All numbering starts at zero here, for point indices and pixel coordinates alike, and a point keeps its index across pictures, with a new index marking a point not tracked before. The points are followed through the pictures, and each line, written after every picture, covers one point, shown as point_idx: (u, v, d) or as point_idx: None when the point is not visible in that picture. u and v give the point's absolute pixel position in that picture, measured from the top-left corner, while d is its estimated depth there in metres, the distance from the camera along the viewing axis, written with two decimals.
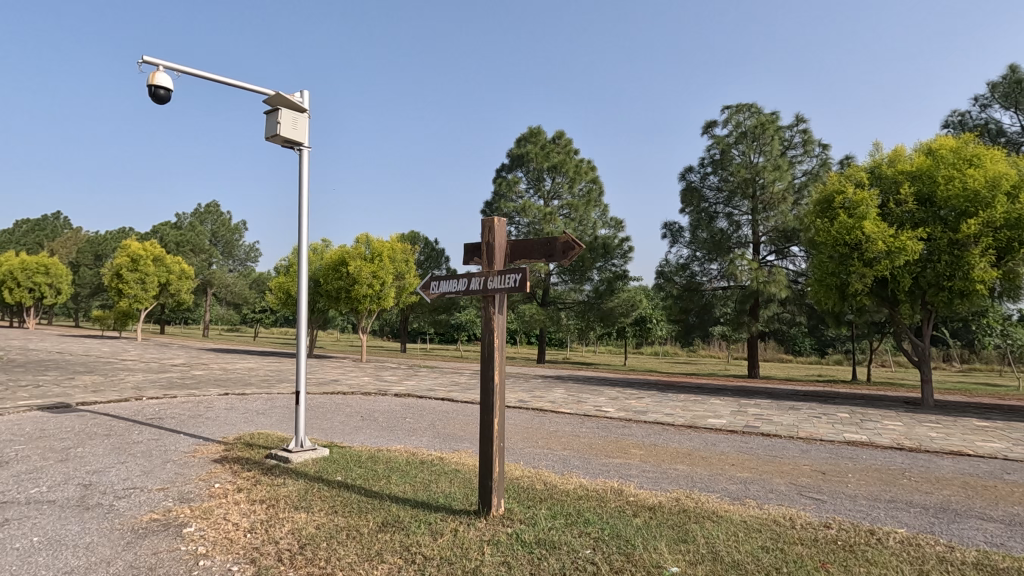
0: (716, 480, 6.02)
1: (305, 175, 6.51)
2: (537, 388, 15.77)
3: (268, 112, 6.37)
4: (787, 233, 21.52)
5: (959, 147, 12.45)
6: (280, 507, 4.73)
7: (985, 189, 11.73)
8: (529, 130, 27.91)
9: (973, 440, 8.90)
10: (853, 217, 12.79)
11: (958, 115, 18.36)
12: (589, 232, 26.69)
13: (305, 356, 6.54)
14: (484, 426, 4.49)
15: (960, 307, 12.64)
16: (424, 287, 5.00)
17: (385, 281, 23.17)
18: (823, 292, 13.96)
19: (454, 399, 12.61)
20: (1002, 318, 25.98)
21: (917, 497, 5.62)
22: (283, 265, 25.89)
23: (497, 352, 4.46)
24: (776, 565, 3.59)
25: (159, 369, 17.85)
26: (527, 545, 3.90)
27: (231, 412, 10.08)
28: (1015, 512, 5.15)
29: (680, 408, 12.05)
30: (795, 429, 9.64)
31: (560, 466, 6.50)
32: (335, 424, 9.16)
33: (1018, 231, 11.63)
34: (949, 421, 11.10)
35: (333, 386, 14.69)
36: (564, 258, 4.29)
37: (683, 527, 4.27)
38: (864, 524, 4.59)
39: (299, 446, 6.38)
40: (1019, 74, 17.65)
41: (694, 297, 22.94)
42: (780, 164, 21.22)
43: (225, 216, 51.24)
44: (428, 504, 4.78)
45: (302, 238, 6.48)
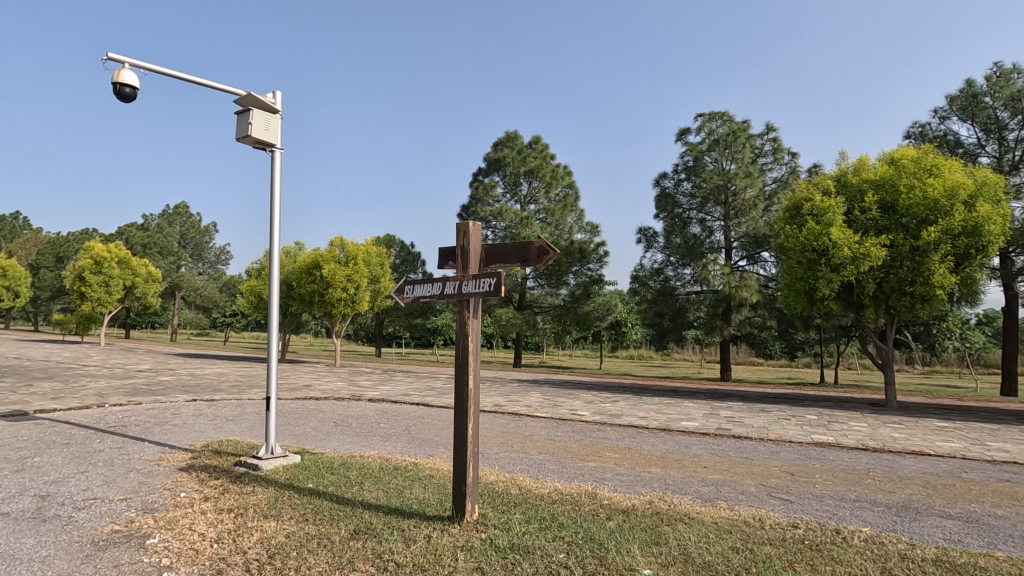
0: (688, 482, 6.10)
1: (277, 177, 6.41)
2: (513, 392, 15.78)
3: (239, 112, 6.25)
4: (757, 238, 21.98)
5: (920, 157, 12.90)
6: (249, 516, 4.63)
7: (944, 198, 12.22)
8: (506, 133, 27.99)
9: (934, 441, 9.20)
10: (821, 224, 13.17)
11: (918, 127, 19.07)
12: (564, 237, 26.81)
13: (276, 361, 6.41)
14: (459, 431, 4.46)
15: (921, 311, 13.06)
16: (397, 291, 4.95)
17: (359, 285, 22.90)
18: (792, 296, 14.29)
19: (430, 403, 12.53)
20: (961, 322, 27.15)
21: (880, 496, 5.78)
22: (255, 267, 25.41)
23: (472, 356, 4.44)
24: (745, 565, 3.65)
25: (123, 375, 17.25)
26: (501, 550, 3.89)
27: (199, 418, 9.84)
28: (972, 509, 5.34)
29: (654, 411, 12.18)
30: (765, 430, 9.85)
31: (535, 469, 6.53)
32: (308, 430, 9.00)
33: (975, 239, 12.12)
34: (911, 422, 11.50)
35: (306, 392, 14.43)
36: (540, 262, 4.28)
37: (656, 529, 4.32)
38: (830, 523, 4.70)
39: (269, 453, 6.26)
40: (975, 88, 18.42)
41: (668, 301, 23.24)
42: (751, 171, 21.66)
43: (195, 218, 50.04)
44: (402, 511, 4.73)
45: (274, 242, 6.37)
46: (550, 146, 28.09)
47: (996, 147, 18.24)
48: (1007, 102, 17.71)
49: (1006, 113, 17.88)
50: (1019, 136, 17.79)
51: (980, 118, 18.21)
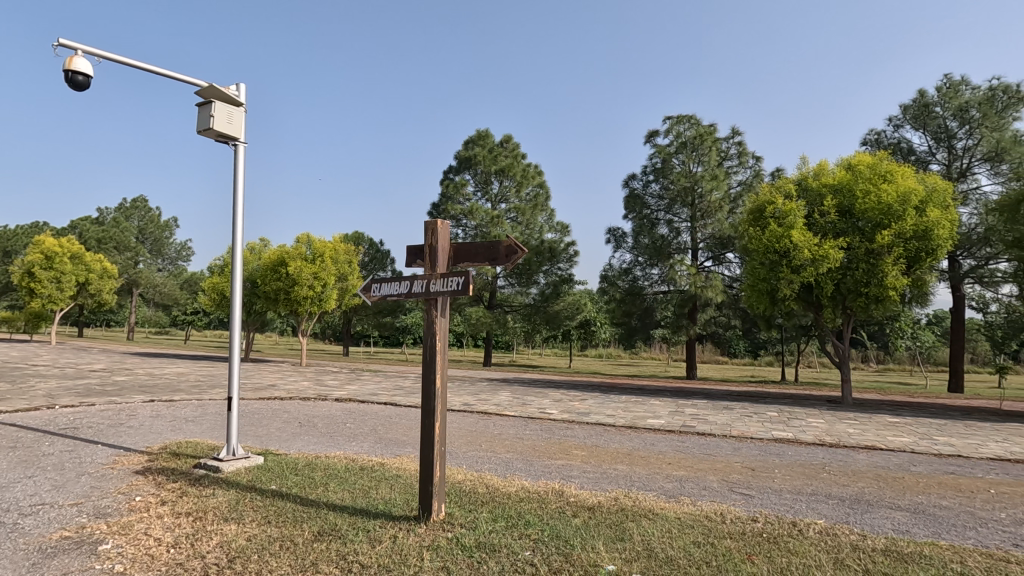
0: (654, 479, 6.19)
1: (240, 172, 6.25)
2: (482, 391, 15.79)
3: (200, 105, 6.06)
4: (723, 240, 22.50)
5: (875, 163, 13.42)
6: (208, 519, 4.50)
7: (897, 203, 12.76)
8: (477, 132, 27.89)
9: (885, 436, 9.60)
10: (783, 226, 13.57)
11: (874, 134, 19.83)
12: (535, 236, 26.93)
13: (238, 361, 6.24)
14: (425, 430, 4.44)
15: (876, 312, 13.58)
16: (364, 289, 4.90)
17: (326, 282, 22.51)
18: (755, 296, 14.66)
19: (399, 403, 12.42)
20: (913, 322, 28.35)
21: (835, 489, 6.01)
22: (218, 264, 24.66)
23: (439, 355, 4.42)
24: (705, 559, 3.74)
25: (76, 375, 16.54)
26: (466, 549, 3.89)
27: (156, 420, 9.51)
28: (919, 501, 5.60)
29: (621, 409, 12.34)
30: (728, 427, 10.11)
31: (503, 468, 6.54)
32: (272, 431, 8.82)
33: (925, 242, 12.68)
34: (865, 418, 11.97)
35: (271, 392, 14.11)
36: (508, 261, 4.29)
37: (621, 525, 4.39)
38: (787, 516, 4.85)
39: (230, 455, 6.11)
40: (926, 98, 19.25)
41: (636, 301, 23.59)
42: (717, 174, 22.17)
43: (154, 212, 48.35)
44: (367, 511, 4.67)
45: (236, 239, 6.20)
46: (521, 145, 28.12)
47: (945, 155, 19.14)
48: (956, 112, 18.54)
49: (955, 123, 18.73)
50: (966, 145, 18.69)
51: (930, 127, 19.08)
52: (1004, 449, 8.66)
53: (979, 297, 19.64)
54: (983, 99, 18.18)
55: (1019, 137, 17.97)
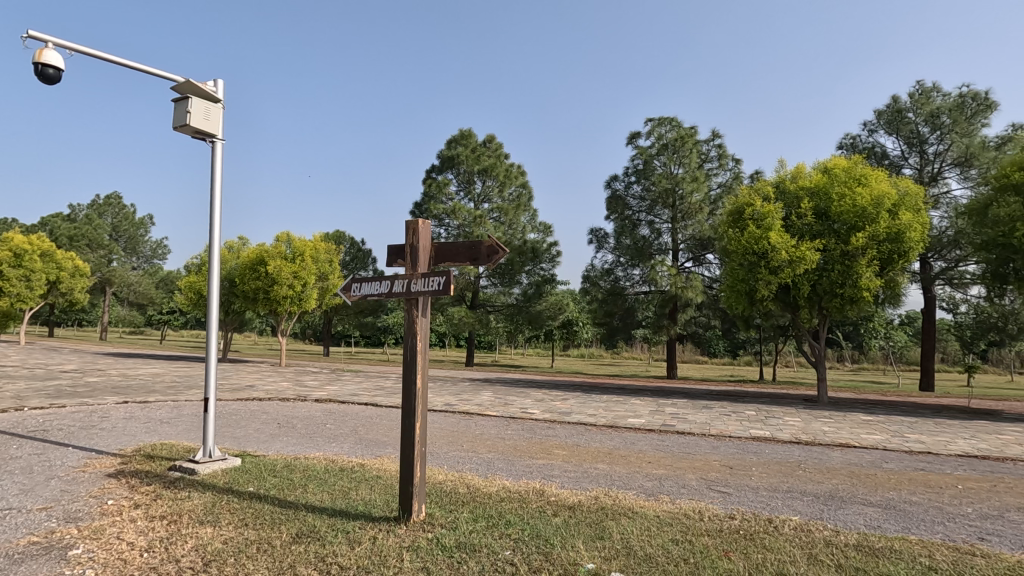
0: (633, 478, 6.25)
1: (218, 169, 6.15)
2: (464, 391, 15.78)
3: (176, 100, 5.95)
4: (702, 241, 22.78)
5: (850, 167, 13.72)
6: (183, 522, 4.42)
7: (871, 206, 13.07)
8: (460, 132, 27.82)
9: (859, 433, 9.83)
10: (761, 228, 13.80)
11: (850, 138, 20.25)
12: (518, 236, 26.97)
13: (216, 361, 6.13)
14: (405, 430, 4.43)
15: (850, 312, 13.88)
16: (344, 289, 4.86)
17: (306, 282, 22.25)
18: (734, 297, 14.88)
19: (380, 403, 12.34)
20: (886, 322, 29.04)
21: (810, 486, 6.12)
22: (195, 262, 24.21)
23: (421, 356, 4.41)
24: (684, 556, 3.79)
25: (45, 376, 16.09)
26: (447, 549, 3.88)
27: (130, 421, 9.32)
28: (891, 497, 5.74)
29: (602, 408, 12.42)
30: (707, 426, 10.24)
31: (485, 468, 6.53)
32: (249, 432, 8.70)
33: (897, 245, 13.01)
34: (839, 416, 12.22)
35: (249, 393, 13.90)
36: (490, 261, 4.30)
37: (601, 523, 4.42)
38: (764, 514, 4.93)
39: (207, 456, 6.01)
40: (899, 104, 19.72)
41: (618, 301, 23.76)
42: (697, 176, 22.46)
43: (128, 209, 47.25)
44: (346, 512, 4.64)
45: (214, 238, 6.11)
46: (504, 145, 28.12)
47: (917, 160, 19.63)
48: (927, 118, 19.02)
49: (926, 128, 19.23)
50: (937, 150, 19.19)
51: (903, 132, 19.54)
52: (972, 445, 8.93)
53: (948, 298, 20.18)
54: (953, 106, 18.67)
55: (988, 142, 18.53)
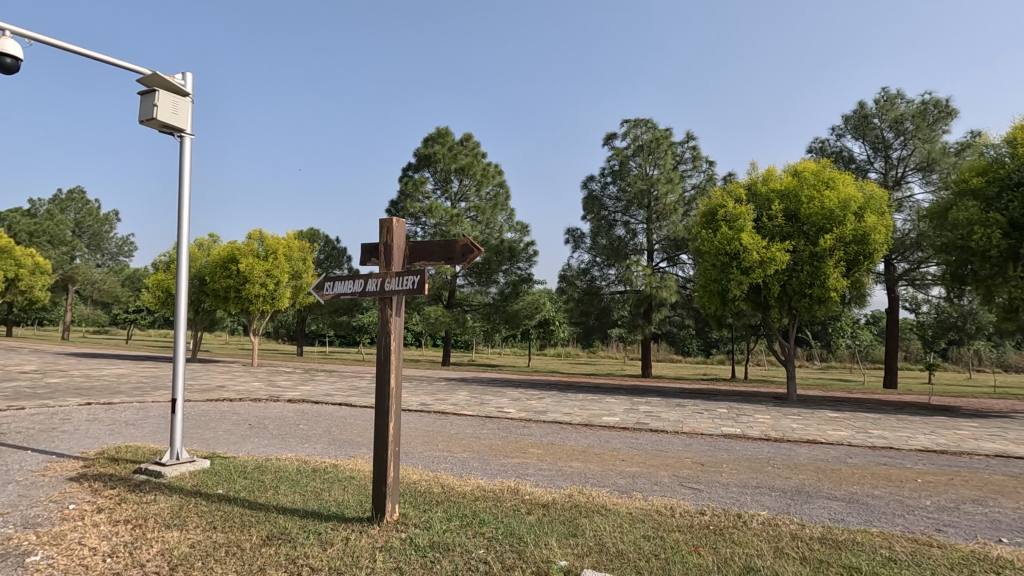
0: (607, 476, 6.32)
1: (186, 165, 6.00)
2: (440, 390, 15.74)
3: (143, 93, 5.79)
4: (677, 242, 23.09)
5: (819, 171, 14.08)
6: (148, 526, 4.31)
7: (838, 209, 13.44)
8: (437, 130, 27.65)
9: (826, 430, 10.11)
10: (733, 229, 14.08)
11: (819, 142, 20.79)
12: (494, 236, 26.95)
13: (184, 361, 5.98)
14: (379, 430, 4.40)
15: (818, 312, 14.23)
16: (317, 288, 4.80)
17: (279, 280, 21.88)
18: (707, 297, 15.13)
19: (355, 403, 12.21)
20: (852, 321, 29.82)
21: (778, 481, 6.28)
22: (162, 260, 23.60)
23: (394, 355, 4.38)
24: (655, 552, 3.85)
25: (2, 377, 15.45)
26: (420, 549, 3.87)
27: (94, 423, 9.03)
28: (854, 491, 5.93)
29: (577, 407, 12.51)
30: (679, 424, 10.42)
31: (459, 468, 6.51)
32: (219, 434, 8.53)
33: (863, 247, 13.39)
34: (807, 413, 12.54)
35: (220, 393, 13.63)
36: (464, 260, 4.30)
37: (574, 521, 4.46)
38: (733, 509, 5.04)
39: (174, 459, 5.87)
40: (865, 110, 20.29)
41: (594, 301, 23.95)
42: (672, 177, 22.79)
43: (92, 205, 45.79)
44: (319, 513, 4.59)
45: (182, 235, 5.96)
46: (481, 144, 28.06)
47: (882, 164, 20.25)
48: (892, 123, 19.62)
49: (891, 134, 19.84)
50: (901, 155, 19.84)
51: (869, 137, 20.11)
52: (931, 440, 9.27)
53: (911, 298, 20.84)
54: (916, 113, 19.30)
55: (948, 148, 19.24)
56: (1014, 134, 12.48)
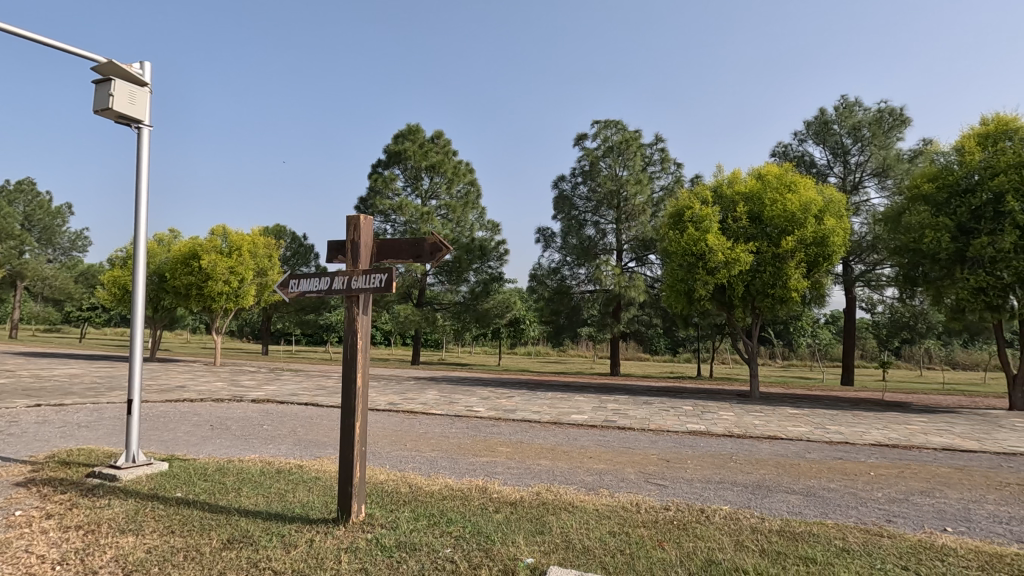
0: (574, 473, 6.39)
1: (145, 157, 5.80)
2: (409, 389, 15.62)
3: (97, 82, 5.55)
4: (645, 242, 23.45)
5: (782, 174, 14.48)
6: (101, 532, 4.15)
7: (799, 211, 13.85)
8: (407, 127, 27.38)
9: (786, 426, 10.43)
10: (699, 230, 14.38)
11: (782, 147, 21.39)
12: (466, 234, 26.83)
13: (141, 360, 5.77)
14: (345, 430, 4.33)
15: (780, 311, 14.65)
16: (281, 286, 4.69)
17: (244, 278, 21.34)
18: (674, 296, 15.40)
19: (321, 403, 12.01)
20: (813, 320, 30.79)
21: (740, 476, 6.45)
22: (119, 255, 22.68)
23: (361, 353, 4.33)
24: (620, 548, 3.91)
25: None
26: (386, 549, 3.84)
27: (44, 426, 8.67)
28: (811, 484, 6.14)
29: (546, 405, 12.60)
30: (646, 421, 10.59)
31: (427, 468, 6.46)
32: (179, 435, 8.27)
33: (822, 248, 13.84)
34: (769, 410, 12.92)
35: (181, 393, 13.23)
36: (433, 259, 4.27)
37: (541, 519, 4.49)
38: (696, 504, 5.15)
39: (130, 461, 5.68)
40: (826, 116, 20.98)
41: (564, 300, 24.14)
42: (641, 178, 23.08)
43: (43, 197, 43.55)
44: (283, 515, 4.51)
45: (140, 229, 5.76)
46: (452, 141, 27.90)
47: (841, 169, 20.95)
48: (850, 130, 20.33)
49: (849, 140, 20.55)
50: (859, 160, 20.57)
51: (829, 143, 20.81)
52: (884, 435, 9.67)
53: (867, 299, 21.65)
54: (872, 120, 20.03)
55: (902, 155, 20.06)
56: (962, 142, 13.09)
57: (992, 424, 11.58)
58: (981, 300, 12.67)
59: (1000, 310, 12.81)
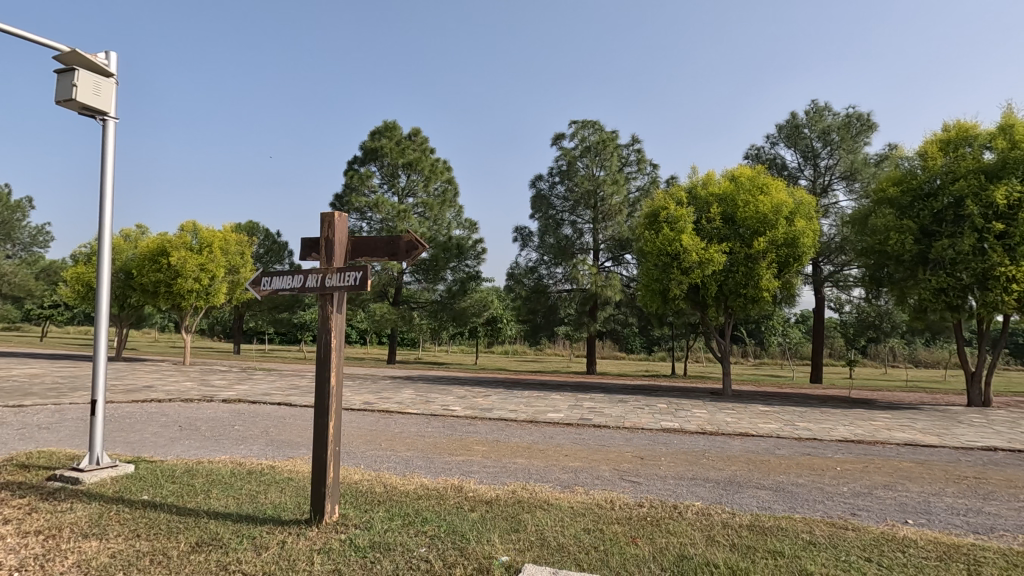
0: (550, 471, 6.42)
1: (110, 150, 5.63)
2: (385, 389, 15.46)
3: (60, 71, 5.36)
4: (621, 242, 23.67)
5: (754, 176, 14.77)
6: (63, 537, 4.02)
7: (771, 213, 14.16)
8: (384, 123, 27.11)
9: (757, 423, 10.65)
10: (674, 231, 14.57)
11: (755, 149, 21.82)
12: (443, 232, 26.71)
13: (106, 359, 5.60)
14: (318, 431, 4.27)
15: (752, 311, 14.95)
16: (253, 283, 4.59)
17: (215, 275, 20.86)
18: (649, 296, 15.58)
19: (294, 403, 11.82)
20: (783, 320, 31.51)
21: (712, 473, 6.57)
22: (82, 251, 21.94)
23: (335, 352, 4.27)
24: (594, 545, 3.94)
25: None
26: (360, 549, 3.80)
27: (1, 428, 8.33)
28: (780, 480, 6.28)
29: (523, 404, 12.62)
30: (621, 419, 10.70)
31: (402, 467, 6.41)
32: (146, 436, 8.05)
33: (792, 249, 14.17)
34: (741, 408, 13.17)
35: (148, 393, 12.88)
36: (409, 256, 4.23)
37: (517, 517, 4.50)
38: (669, 501, 5.22)
39: (93, 464, 5.51)
40: (796, 120, 21.47)
41: (541, 299, 24.22)
42: (618, 179, 23.27)
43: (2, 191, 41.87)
44: (254, 517, 4.43)
45: (105, 224, 5.58)
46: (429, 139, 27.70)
47: (811, 172, 21.46)
48: (820, 134, 20.86)
49: (819, 144, 21.07)
50: (828, 164, 21.10)
51: (800, 146, 21.29)
52: (850, 431, 9.95)
53: (835, 299, 22.24)
54: (841, 125, 20.59)
55: (869, 159, 20.66)
56: (925, 147, 13.53)
57: (952, 419, 12.02)
58: (942, 300, 13.10)
59: (959, 310, 13.28)
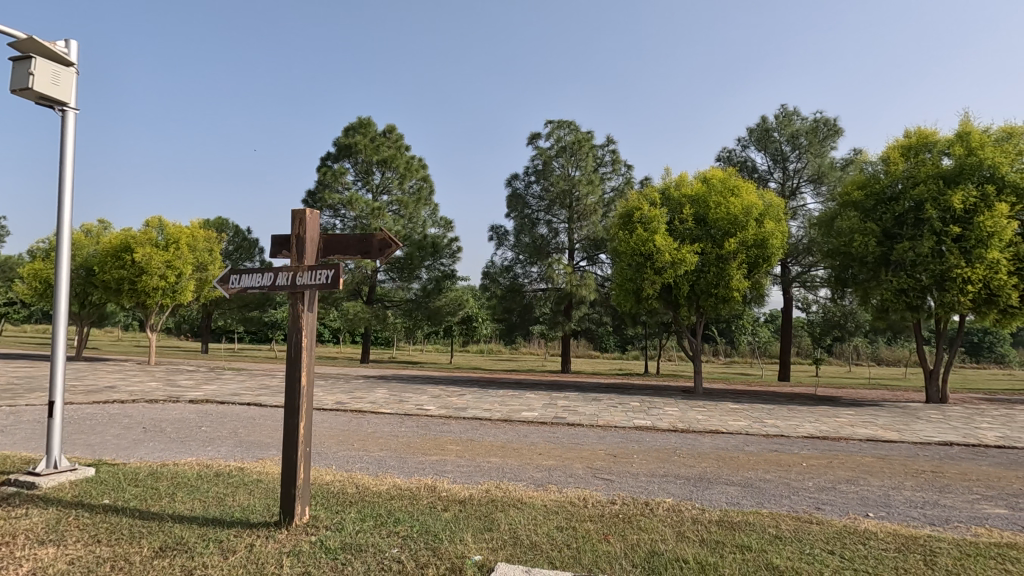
0: (524, 470, 6.44)
1: (69, 142, 5.42)
2: (357, 388, 15.28)
3: (15, 59, 5.14)
4: (596, 241, 23.82)
5: (726, 178, 15.05)
6: (17, 544, 3.86)
7: (742, 214, 14.45)
8: (358, 119, 26.77)
9: (726, 421, 10.86)
10: (648, 231, 14.76)
11: (726, 152, 22.22)
12: (418, 231, 26.52)
13: (64, 359, 5.40)
14: (288, 431, 4.20)
15: (723, 310, 15.23)
16: (220, 281, 4.47)
17: (182, 272, 20.31)
18: (623, 295, 15.75)
19: (264, 403, 11.60)
20: (752, 319, 32.19)
21: (682, 470, 6.67)
22: (40, 247, 21.12)
23: (305, 352, 4.20)
24: (567, 542, 3.97)
25: None
26: (330, 551, 3.75)
27: None
28: (749, 476, 6.42)
29: (497, 403, 12.63)
30: (594, 418, 10.79)
31: (375, 467, 6.34)
32: (108, 438, 7.80)
33: (761, 250, 14.49)
34: (712, 406, 13.41)
35: (110, 394, 12.48)
36: (382, 255, 4.20)
37: (489, 516, 4.49)
38: (641, 498, 5.28)
39: (51, 467, 5.31)
40: (766, 124, 21.95)
41: (516, 298, 24.26)
42: (593, 179, 23.45)
43: None
44: (221, 520, 4.33)
45: (64, 219, 5.38)
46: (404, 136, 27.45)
47: (781, 175, 21.95)
48: (789, 138, 21.36)
49: (788, 147, 21.57)
50: (796, 167, 21.63)
51: (770, 149, 21.75)
52: (816, 428, 10.23)
53: (803, 299, 22.80)
54: (809, 130, 21.12)
55: (835, 163, 21.25)
56: (888, 153, 13.97)
57: (911, 415, 12.47)
58: (902, 300, 13.57)
59: (919, 310, 13.77)
